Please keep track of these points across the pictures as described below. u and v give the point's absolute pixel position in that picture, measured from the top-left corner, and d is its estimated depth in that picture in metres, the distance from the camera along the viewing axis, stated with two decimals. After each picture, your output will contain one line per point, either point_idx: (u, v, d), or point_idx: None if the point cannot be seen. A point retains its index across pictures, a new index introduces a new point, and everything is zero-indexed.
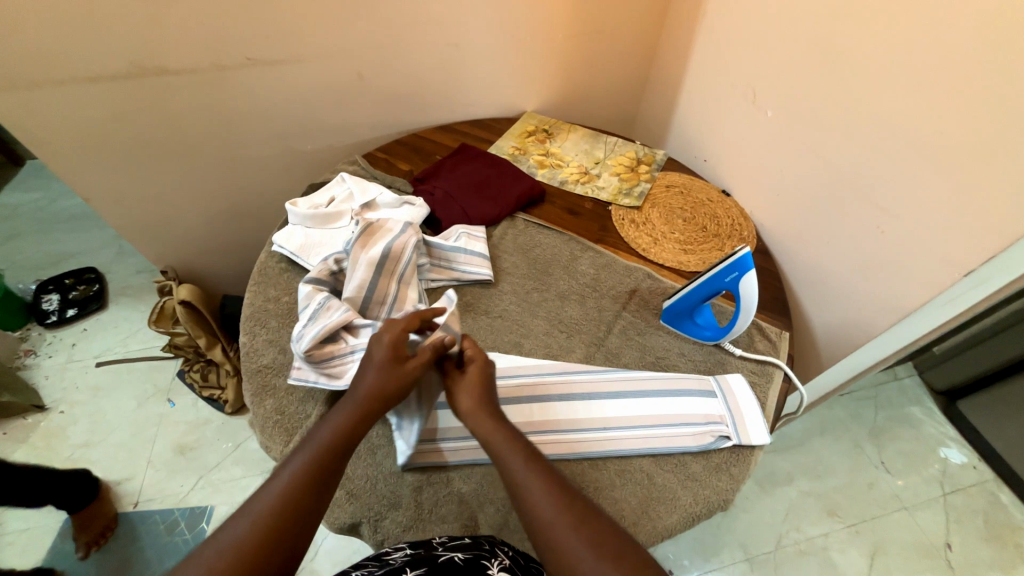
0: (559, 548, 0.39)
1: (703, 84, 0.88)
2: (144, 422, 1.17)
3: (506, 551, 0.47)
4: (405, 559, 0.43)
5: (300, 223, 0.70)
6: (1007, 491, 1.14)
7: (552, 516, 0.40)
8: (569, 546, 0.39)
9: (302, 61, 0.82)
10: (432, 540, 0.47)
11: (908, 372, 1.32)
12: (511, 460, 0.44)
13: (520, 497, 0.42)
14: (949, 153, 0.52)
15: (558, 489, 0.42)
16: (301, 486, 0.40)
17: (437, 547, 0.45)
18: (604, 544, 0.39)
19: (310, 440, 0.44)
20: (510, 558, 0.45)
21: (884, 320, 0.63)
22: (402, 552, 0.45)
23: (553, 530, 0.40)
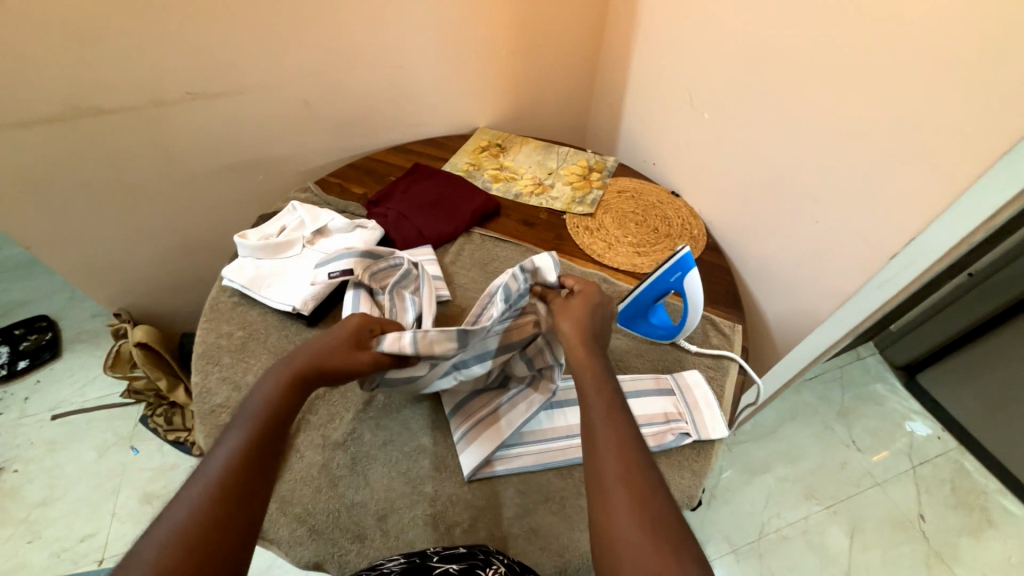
0: (616, 511, 0.38)
1: (645, 91, 0.91)
2: (106, 473, 1.11)
3: (501, 559, 0.45)
4: (398, 567, 0.44)
5: (249, 255, 0.69)
6: (970, 457, 1.19)
7: (613, 469, 0.40)
8: (617, 501, 0.38)
9: (245, 91, 0.81)
10: (426, 549, 0.47)
11: (870, 351, 1.37)
12: (595, 403, 0.44)
13: (591, 438, 0.42)
14: (866, 144, 0.55)
15: (628, 446, 0.41)
16: (239, 464, 0.39)
17: (431, 556, 0.45)
18: (658, 523, 0.37)
19: (244, 413, 0.43)
20: (506, 566, 0.44)
21: (828, 305, 0.65)
22: (397, 561, 0.45)
23: (620, 487, 0.38)
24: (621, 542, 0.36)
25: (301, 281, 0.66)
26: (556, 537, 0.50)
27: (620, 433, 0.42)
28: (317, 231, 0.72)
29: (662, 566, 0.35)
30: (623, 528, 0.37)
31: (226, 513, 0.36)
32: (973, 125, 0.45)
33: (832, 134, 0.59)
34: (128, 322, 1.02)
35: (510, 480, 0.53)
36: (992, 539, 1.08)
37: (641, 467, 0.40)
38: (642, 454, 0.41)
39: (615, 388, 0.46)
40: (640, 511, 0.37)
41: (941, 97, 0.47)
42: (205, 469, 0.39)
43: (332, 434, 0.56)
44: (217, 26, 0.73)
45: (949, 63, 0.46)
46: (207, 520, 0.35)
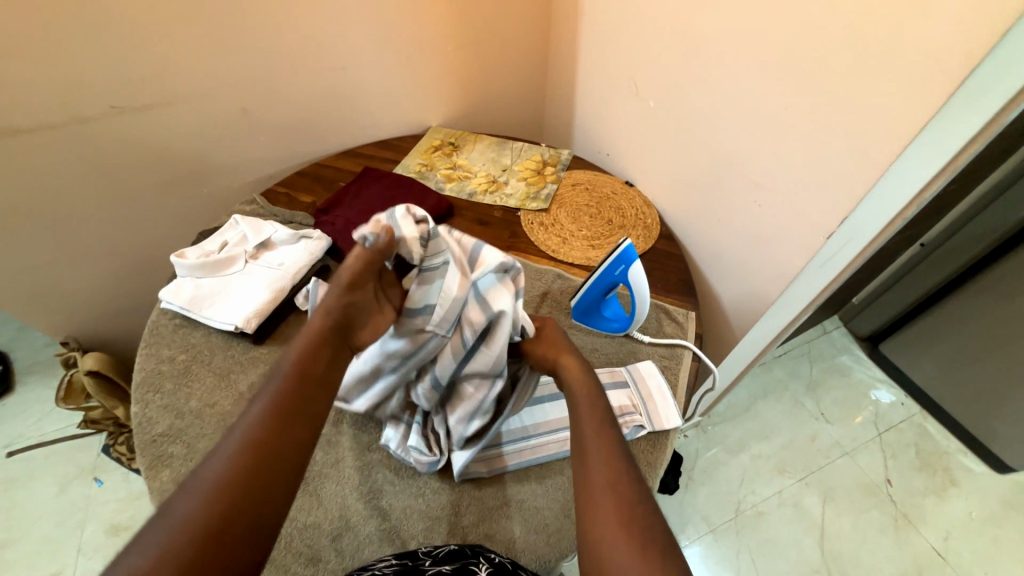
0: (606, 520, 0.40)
1: (594, 81, 0.90)
2: (68, 509, 1.06)
3: (491, 558, 0.45)
4: (391, 568, 0.43)
5: (188, 274, 0.66)
6: (931, 420, 1.24)
7: (601, 484, 0.42)
8: (604, 515, 0.40)
9: (175, 101, 0.77)
10: (416, 551, 0.46)
11: (835, 325, 1.41)
12: (585, 423, 0.46)
13: (581, 456, 0.44)
14: (799, 125, 0.55)
15: (617, 463, 0.43)
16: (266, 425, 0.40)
17: (424, 559, 0.44)
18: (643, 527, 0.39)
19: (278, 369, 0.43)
20: (497, 563, 0.44)
21: (777, 287, 0.66)
22: (387, 563, 0.44)
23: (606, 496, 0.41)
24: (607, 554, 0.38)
25: (244, 298, 0.64)
26: (510, 540, 0.50)
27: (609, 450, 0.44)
28: (260, 244, 0.69)
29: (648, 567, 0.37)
30: (607, 544, 0.39)
31: (252, 479, 0.37)
32: (895, 102, 0.45)
33: (769, 117, 0.59)
34: (77, 350, 0.97)
35: (465, 489, 0.53)
36: (956, 497, 1.12)
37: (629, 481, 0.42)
38: (629, 471, 0.43)
39: (605, 407, 0.47)
40: (624, 524, 0.39)
41: (863, 76, 0.47)
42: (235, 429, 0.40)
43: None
44: (135, 34, 0.69)
45: (868, 41, 0.46)
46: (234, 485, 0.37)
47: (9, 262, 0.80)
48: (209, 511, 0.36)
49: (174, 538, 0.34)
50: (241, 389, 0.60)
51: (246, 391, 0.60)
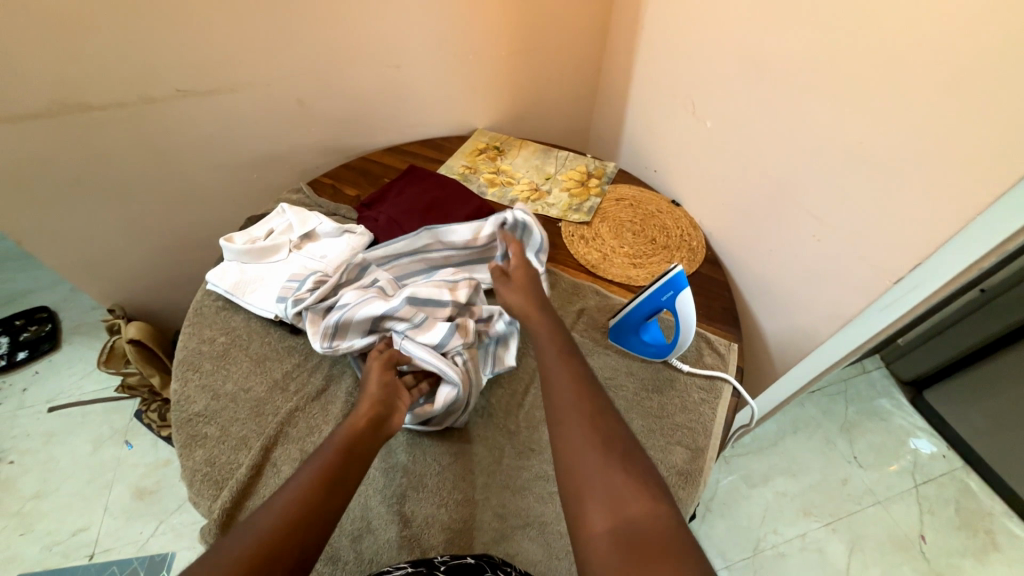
0: (571, 439, 0.45)
1: (648, 95, 0.88)
2: (99, 468, 1.11)
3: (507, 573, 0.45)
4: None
5: (234, 259, 0.67)
6: (975, 477, 1.15)
7: (568, 400, 0.48)
8: (574, 422, 0.46)
9: (235, 89, 0.80)
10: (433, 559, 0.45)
11: (876, 365, 1.33)
12: (552, 355, 0.54)
13: (550, 381, 0.51)
14: (869, 161, 0.52)
15: (582, 384, 0.50)
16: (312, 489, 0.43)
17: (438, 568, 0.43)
18: (608, 439, 0.45)
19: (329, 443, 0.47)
20: None
21: (829, 325, 0.62)
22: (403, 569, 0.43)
23: (572, 419, 0.47)
24: (576, 459, 0.44)
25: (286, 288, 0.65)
26: (531, 564, 0.49)
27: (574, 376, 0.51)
28: (305, 235, 0.70)
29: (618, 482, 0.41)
30: (574, 447, 0.45)
31: (289, 537, 0.39)
32: (986, 146, 0.42)
33: (837, 148, 0.56)
34: (122, 318, 1.01)
35: (486, 505, 0.52)
36: (998, 563, 1.04)
37: (595, 398, 0.48)
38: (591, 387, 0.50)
39: (568, 342, 0.56)
40: (592, 431, 0.45)
41: (952, 116, 0.44)
42: (289, 485, 0.43)
43: (304, 448, 0.55)
44: (207, 21, 0.71)
45: (961, 78, 0.43)
46: (273, 536, 0.39)
47: (70, 230, 0.84)
48: (249, 551, 0.38)
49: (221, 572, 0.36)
50: (275, 377, 0.61)
51: (280, 379, 0.61)
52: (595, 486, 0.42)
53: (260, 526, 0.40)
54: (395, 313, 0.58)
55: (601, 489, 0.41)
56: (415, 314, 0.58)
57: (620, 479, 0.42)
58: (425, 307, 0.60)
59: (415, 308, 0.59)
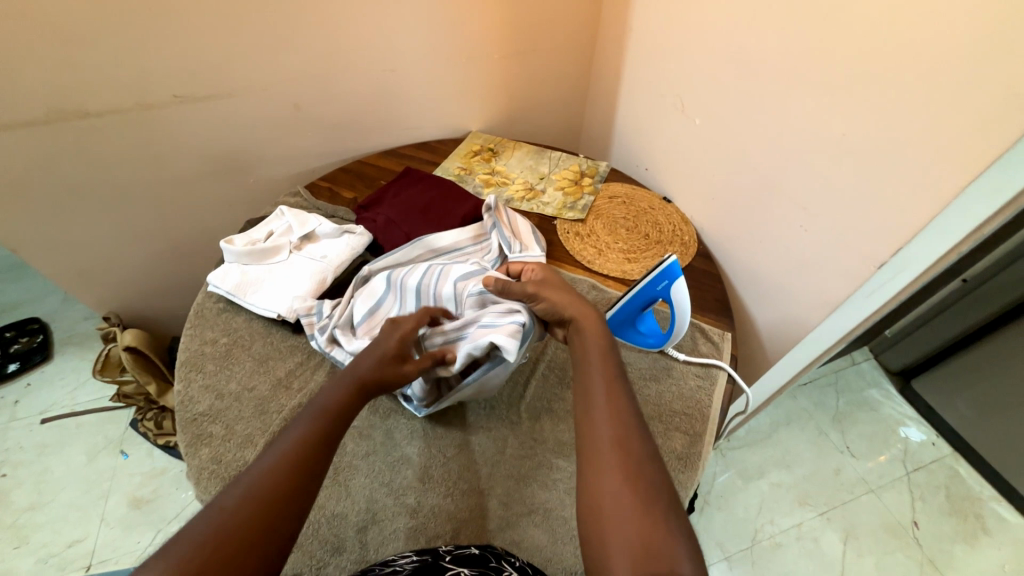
0: (601, 468, 0.41)
1: (638, 95, 0.90)
2: (95, 478, 1.10)
3: (511, 564, 0.45)
4: (412, 564, 0.42)
5: (235, 261, 0.68)
6: (964, 463, 1.17)
7: (607, 431, 0.43)
8: (609, 472, 0.40)
9: (232, 94, 0.81)
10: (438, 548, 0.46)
11: (865, 356, 1.36)
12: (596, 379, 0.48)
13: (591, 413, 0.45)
14: (851, 152, 0.55)
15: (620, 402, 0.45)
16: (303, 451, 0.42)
17: (444, 555, 0.44)
18: (642, 472, 0.40)
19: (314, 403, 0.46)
20: (518, 569, 0.44)
21: (818, 314, 0.65)
22: (408, 558, 0.44)
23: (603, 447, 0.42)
24: (609, 511, 0.38)
25: (287, 288, 0.65)
26: (537, 550, 0.50)
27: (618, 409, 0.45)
28: (304, 236, 0.71)
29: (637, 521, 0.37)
30: (608, 497, 0.39)
31: (280, 498, 0.39)
32: (959, 135, 0.44)
33: (820, 140, 0.58)
34: (118, 325, 1.01)
35: (491, 494, 0.53)
36: (988, 546, 1.06)
37: (637, 442, 0.42)
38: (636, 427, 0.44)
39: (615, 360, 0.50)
40: (626, 482, 0.39)
41: (929, 106, 0.46)
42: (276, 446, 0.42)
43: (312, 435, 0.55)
44: (204, 28, 0.72)
45: (935, 71, 0.45)
46: (270, 498, 0.39)
47: (65, 236, 0.84)
48: (246, 516, 0.37)
49: (217, 543, 0.36)
50: (279, 375, 0.61)
51: (283, 377, 0.61)
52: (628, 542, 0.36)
53: (253, 490, 0.39)
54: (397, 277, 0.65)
55: (621, 532, 0.37)
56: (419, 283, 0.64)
57: (635, 518, 0.37)
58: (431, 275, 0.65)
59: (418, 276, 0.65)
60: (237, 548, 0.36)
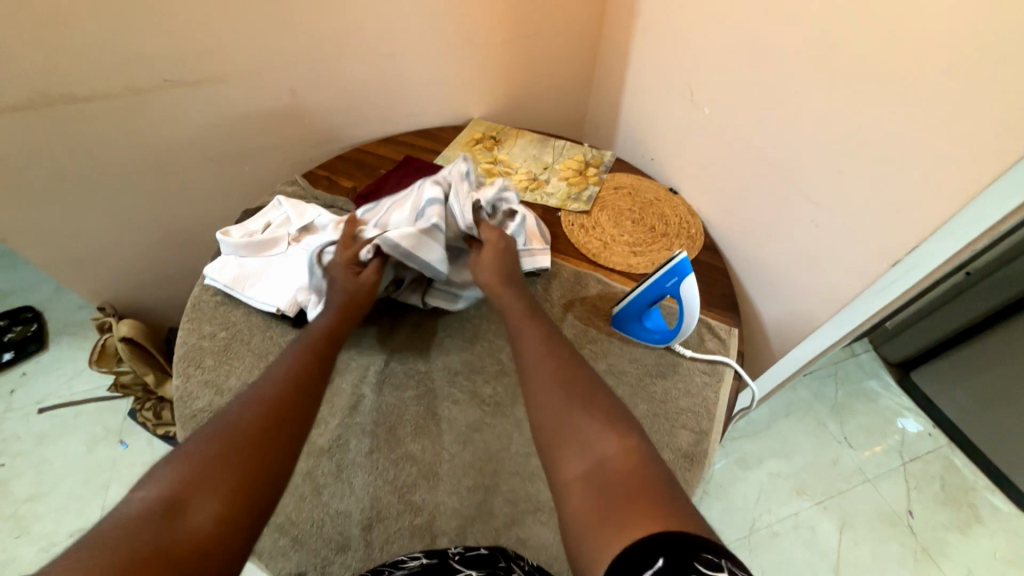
0: (541, 393, 0.44)
1: (644, 81, 0.87)
2: (95, 469, 1.09)
3: (521, 567, 0.45)
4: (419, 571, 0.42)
5: (232, 253, 0.66)
6: (960, 454, 1.18)
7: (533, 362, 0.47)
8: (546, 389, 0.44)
9: (224, 79, 0.78)
10: (446, 551, 0.45)
11: (864, 348, 1.36)
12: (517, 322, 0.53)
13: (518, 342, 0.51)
14: (867, 145, 0.53)
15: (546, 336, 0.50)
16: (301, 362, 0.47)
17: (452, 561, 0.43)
18: (580, 384, 0.44)
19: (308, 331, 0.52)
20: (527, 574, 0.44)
21: (826, 310, 0.64)
22: (416, 562, 0.43)
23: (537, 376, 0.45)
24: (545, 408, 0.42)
25: (288, 281, 0.64)
26: (542, 547, 0.50)
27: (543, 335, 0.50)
28: (303, 228, 0.69)
29: (584, 422, 0.40)
30: (546, 406, 0.42)
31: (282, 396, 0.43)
32: (984, 130, 0.43)
33: (834, 133, 0.56)
34: (113, 316, 0.99)
35: (497, 492, 0.52)
36: (980, 535, 1.08)
37: (560, 355, 0.47)
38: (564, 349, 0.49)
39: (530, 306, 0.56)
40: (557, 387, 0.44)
41: (951, 98, 0.44)
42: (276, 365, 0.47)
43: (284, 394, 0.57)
44: (192, 7, 0.69)
45: (960, 62, 0.43)
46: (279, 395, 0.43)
47: (56, 225, 0.82)
48: (259, 410, 0.41)
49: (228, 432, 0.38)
50: None
51: None
52: (563, 429, 0.40)
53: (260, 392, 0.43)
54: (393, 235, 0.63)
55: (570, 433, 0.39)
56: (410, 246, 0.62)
57: (587, 419, 0.40)
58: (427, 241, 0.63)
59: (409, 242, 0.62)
60: (251, 438, 0.38)
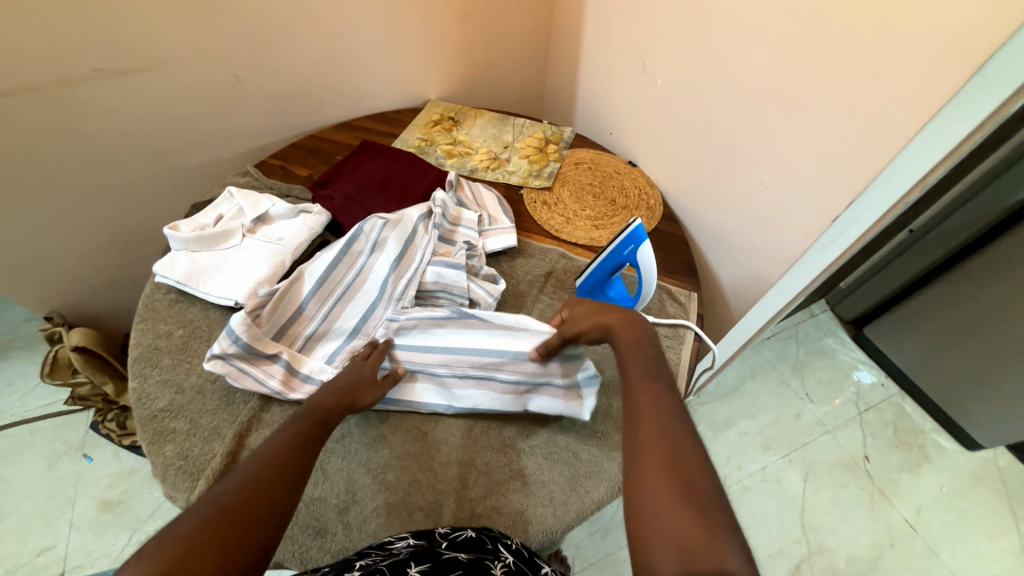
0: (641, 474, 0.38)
1: (599, 55, 0.88)
2: (57, 485, 1.05)
3: (508, 546, 0.44)
4: (408, 549, 0.41)
5: (183, 248, 0.63)
6: (909, 400, 1.27)
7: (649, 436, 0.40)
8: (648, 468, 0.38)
9: (161, 66, 0.73)
10: (433, 533, 0.44)
11: (822, 308, 1.43)
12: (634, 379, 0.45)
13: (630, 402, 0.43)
14: (809, 107, 0.55)
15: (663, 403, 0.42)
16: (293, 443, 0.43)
17: (440, 542, 0.42)
18: (694, 484, 0.36)
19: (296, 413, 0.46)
20: (514, 552, 0.43)
21: (778, 269, 0.66)
22: (405, 543, 0.42)
23: (644, 457, 0.39)
24: (647, 498, 0.36)
25: (245, 274, 0.62)
26: (517, 513, 0.51)
27: (656, 402, 0.43)
28: (257, 218, 0.68)
29: (690, 529, 0.34)
30: (648, 494, 0.36)
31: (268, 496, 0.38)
32: (909, 85, 0.45)
33: (779, 97, 0.58)
34: (63, 325, 0.94)
35: (470, 465, 0.53)
36: (928, 473, 1.17)
37: (682, 438, 0.39)
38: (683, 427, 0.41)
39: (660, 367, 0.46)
40: (669, 475, 0.37)
41: (880, 56, 0.47)
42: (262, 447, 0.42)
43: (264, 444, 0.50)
44: None
45: (889, 20, 0.45)
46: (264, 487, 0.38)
47: None
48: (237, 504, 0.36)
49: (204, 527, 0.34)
50: None
51: None
52: (662, 530, 0.34)
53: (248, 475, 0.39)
54: (324, 293, 0.59)
55: (666, 528, 0.34)
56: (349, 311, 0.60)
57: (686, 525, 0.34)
58: (363, 298, 0.61)
59: (346, 305, 0.60)
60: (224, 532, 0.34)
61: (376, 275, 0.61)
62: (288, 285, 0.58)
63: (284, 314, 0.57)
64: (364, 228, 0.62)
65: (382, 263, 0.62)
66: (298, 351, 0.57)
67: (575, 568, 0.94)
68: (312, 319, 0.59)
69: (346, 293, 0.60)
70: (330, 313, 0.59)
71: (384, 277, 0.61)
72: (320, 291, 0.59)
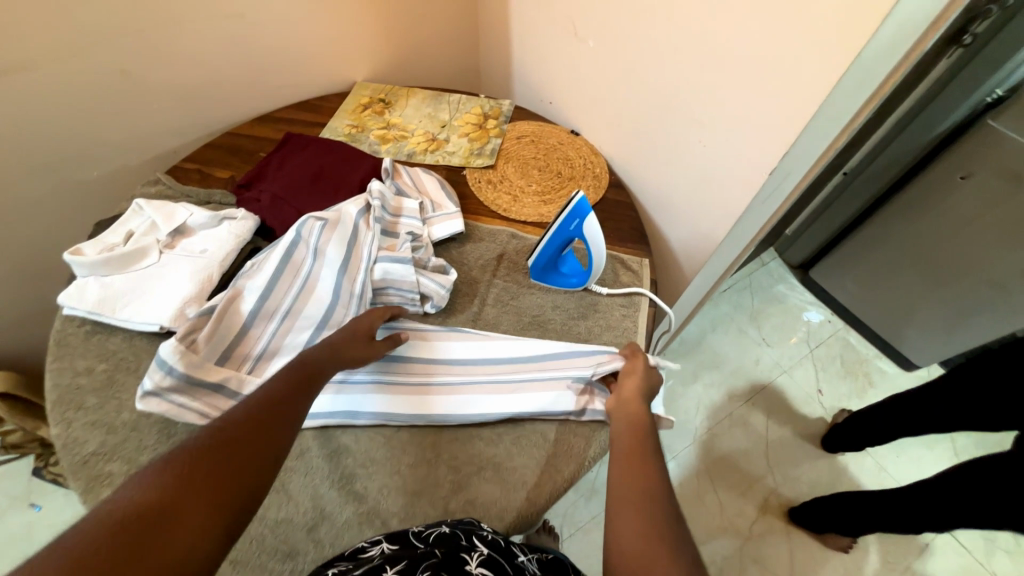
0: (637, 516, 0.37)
1: (529, 21, 0.84)
2: (5, 541, 0.97)
3: (483, 537, 0.43)
4: (381, 553, 0.39)
5: (91, 274, 0.57)
6: (853, 333, 1.36)
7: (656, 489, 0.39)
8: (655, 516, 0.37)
9: (26, 66, 0.64)
10: (407, 532, 0.43)
11: (772, 256, 1.49)
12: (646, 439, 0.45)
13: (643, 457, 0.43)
14: (739, 60, 0.54)
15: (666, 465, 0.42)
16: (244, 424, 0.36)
17: (417, 542, 0.41)
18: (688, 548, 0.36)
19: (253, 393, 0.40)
20: (491, 542, 0.42)
21: (723, 226, 0.67)
22: (379, 547, 0.41)
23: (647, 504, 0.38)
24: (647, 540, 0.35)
25: (167, 294, 0.56)
26: (492, 501, 0.50)
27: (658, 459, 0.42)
28: (175, 232, 0.61)
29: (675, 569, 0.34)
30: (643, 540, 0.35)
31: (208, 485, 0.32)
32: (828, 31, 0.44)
33: (709, 53, 0.57)
34: None
35: (439, 460, 0.52)
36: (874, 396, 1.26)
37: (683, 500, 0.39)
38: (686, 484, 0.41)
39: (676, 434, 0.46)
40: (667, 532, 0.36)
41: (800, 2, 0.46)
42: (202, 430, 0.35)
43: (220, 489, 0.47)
44: None
45: None
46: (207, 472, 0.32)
47: None
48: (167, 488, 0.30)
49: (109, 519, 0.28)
50: None
51: None
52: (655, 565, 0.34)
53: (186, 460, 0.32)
54: (267, 307, 0.55)
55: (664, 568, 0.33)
56: (298, 322, 0.56)
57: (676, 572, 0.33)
58: (310, 309, 0.56)
59: (293, 316, 0.56)
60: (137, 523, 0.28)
61: (321, 282, 0.58)
62: (226, 302, 0.54)
63: (226, 336, 0.53)
64: (302, 236, 0.58)
65: (328, 270, 0.58)
66: (247, 373, 0.53)
67: (565, 536, 0.97)
68: (257, 335, 0.54)
69: (292, 305, 0.56)
70: (278, 328, 0.55)
71: (333, 285, 0.58)
72: (263, 306, 0.55)
